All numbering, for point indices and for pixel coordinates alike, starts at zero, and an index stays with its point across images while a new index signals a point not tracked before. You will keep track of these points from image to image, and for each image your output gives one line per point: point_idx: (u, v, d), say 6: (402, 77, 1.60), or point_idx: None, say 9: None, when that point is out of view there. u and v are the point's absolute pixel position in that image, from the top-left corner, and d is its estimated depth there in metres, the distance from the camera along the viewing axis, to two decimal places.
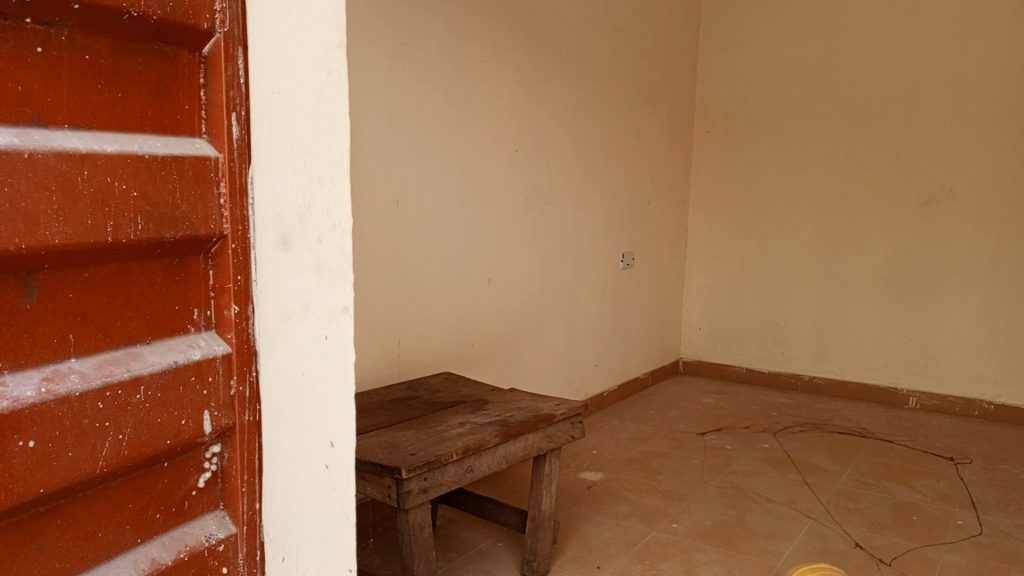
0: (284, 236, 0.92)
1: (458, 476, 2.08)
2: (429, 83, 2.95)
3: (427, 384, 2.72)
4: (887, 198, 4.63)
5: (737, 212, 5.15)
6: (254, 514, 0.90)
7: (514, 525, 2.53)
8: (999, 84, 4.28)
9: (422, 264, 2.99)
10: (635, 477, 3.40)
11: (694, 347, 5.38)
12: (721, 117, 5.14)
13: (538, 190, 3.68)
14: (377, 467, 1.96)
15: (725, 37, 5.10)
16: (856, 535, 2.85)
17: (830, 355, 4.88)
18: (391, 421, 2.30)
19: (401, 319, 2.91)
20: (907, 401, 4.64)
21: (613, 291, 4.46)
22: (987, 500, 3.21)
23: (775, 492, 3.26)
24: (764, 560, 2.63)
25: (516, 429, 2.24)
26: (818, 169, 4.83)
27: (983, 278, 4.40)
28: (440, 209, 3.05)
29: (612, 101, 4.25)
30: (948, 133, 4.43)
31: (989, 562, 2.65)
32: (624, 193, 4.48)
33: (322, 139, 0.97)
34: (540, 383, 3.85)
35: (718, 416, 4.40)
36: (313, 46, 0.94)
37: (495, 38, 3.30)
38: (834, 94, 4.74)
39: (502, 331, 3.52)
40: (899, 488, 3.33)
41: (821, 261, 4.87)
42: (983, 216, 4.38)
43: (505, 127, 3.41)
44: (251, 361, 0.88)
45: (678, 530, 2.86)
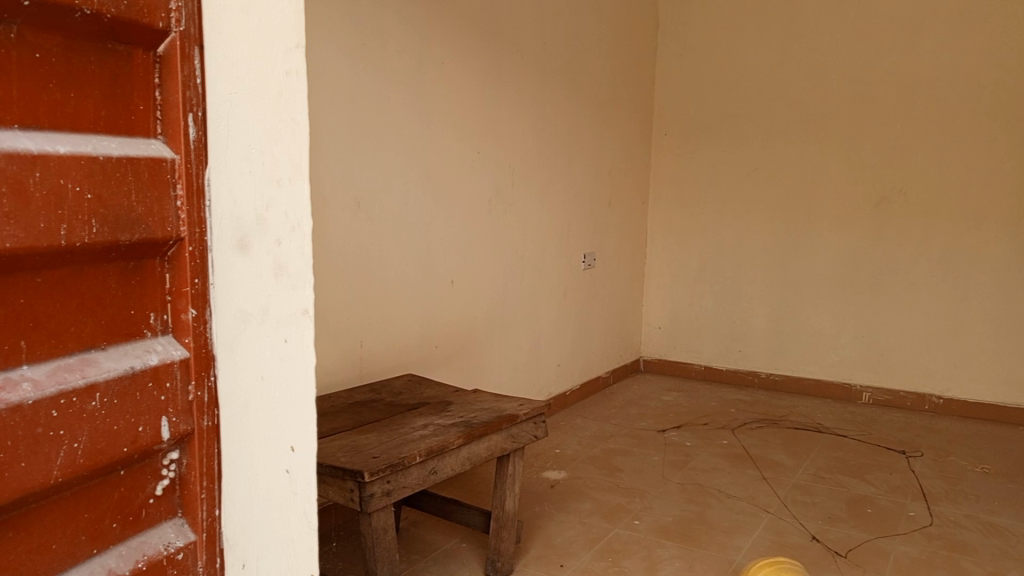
0: (241, 238, 0.91)
1: (421, 478, 2.08)
2: (390, 82, 2.94)
3: (389, 386, 2.71)
4: (840, 198, 4.73)
5: (695, 212, 5.22)
6: (214, 521, 0.89)
7: (477, 525, 2.53)
8: (947, 88, 4.41)
9: (384, 266, 2.97)
10: (597, 475, 3.42)
11: (654, 346, 5.43)
12: (680, 117, 5.21)
13: (500, 191, 3.69)
14: (339, 471, 1.94)
15: (683, 39, 5.16)
16: (813, 528, 2.91)
17: (787, 353, 4.98)
18: (352, 424, 2.28)
19: (362, 319, 2.89)
20: (861, 396, 4.75)
21: (574, 291, 4.49)
22: (938, 492, 3.30)
23: (735, 488, 3.31)
24: (724, 555, 2.67)
25: (479, 429, 2.24)
26: (774, 169, 4.92)
27: (932, 277, 4.53)
28: (401, 209, 3.04)
29: (572, 103, 4.28)
30: (899, 135, 4.55)
31: (940, 552, 2.73)
32: (585, 194, 4.51)
33: (281, 140, 0.96)
34: (503, 383, 3.85)
35: (679, 414, 4.45)
36: (270, 46, 0.93)
37: (456, 39, 3.30)
38: (788, 96, 4.84)
39: (465, 331, 3.52)
40: (855, 481, 3.41)
41: (777, 260, 4.96)
42: (932, 215, 4.50)
43: (467, 128, 3.41)
44: (209, 366, 0.87)
45: (640, 527, 2.89)
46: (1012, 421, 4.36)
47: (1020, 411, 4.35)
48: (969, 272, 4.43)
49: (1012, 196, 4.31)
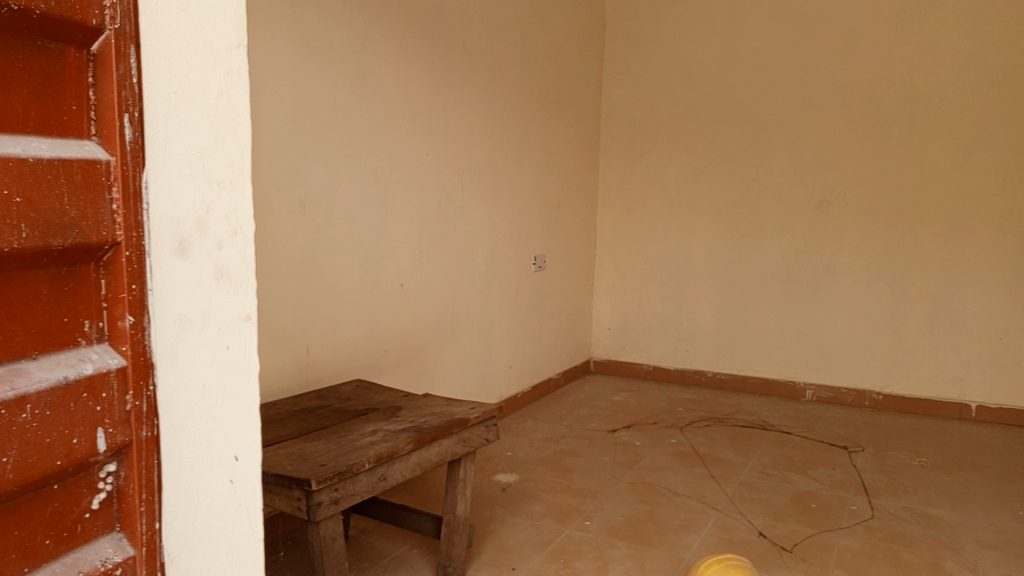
0: (180, 243, 0.88)
1: (370, 485, 2.05)
2: (337, 82, 2.91)
3: (337, 392, 2.67)
4: (782, 201, 4.85)
5: (643, 215, 5.28)
6: (154, 534, 0.86)
7: (428, 531, 2.51)
8: (882, 93, 4.55)
9: (331, 271, 2.93)
10: (548, 477, 3.43)
11: (604, 347, 5.48)
12: (627, 121, 5.27)
13: (450, 194, 3.67)
14: (286, 480, 1.90)
15: (630, 43, 5.22)
16: (759, 524, 2.97)
17: (732, 352, 5.07)
18: (299, 431, 2.24)
19: (310, 323, 2.84)
20: (804, 393, 4.87)
21: (526, 293, 4.50)
22: (878, 485, 3.40)
23: (684, 486, 3.36)
24: (673, 554, 2.70)
25: (429, 434, 2.22)
26: (718, 172, 5.01)
27: (871, 277, 4.66)
28: (349, 212, 3.01)
29: (521, 106, 4.29)
30: (838, 138, 4.67)
31: (880, 544, 2.80)
32: (534, 197, 4.52)
33: (222, 140, 0.93)
34: (454, 387, 3.84)
35: (628, 414, 4.49)
36: (210, 45, 0.90)
37: (404, 40, 3.28)
38: (732, 100, 4.94)
39: (415, 335, 3.49)
40: (799, 477, 3.49)
41: (722, 261, 5.05)
42: (869, 217, 4.64)
43: (416, 130, 3.39)
44: (148, 375, 0.85)
45: (591, 528, 2.91)
46: (946, 416, 4.52)
47: (954, 405, 4.51)
48: (906, 272, 4.57)
49: (944, 198, 4.46)
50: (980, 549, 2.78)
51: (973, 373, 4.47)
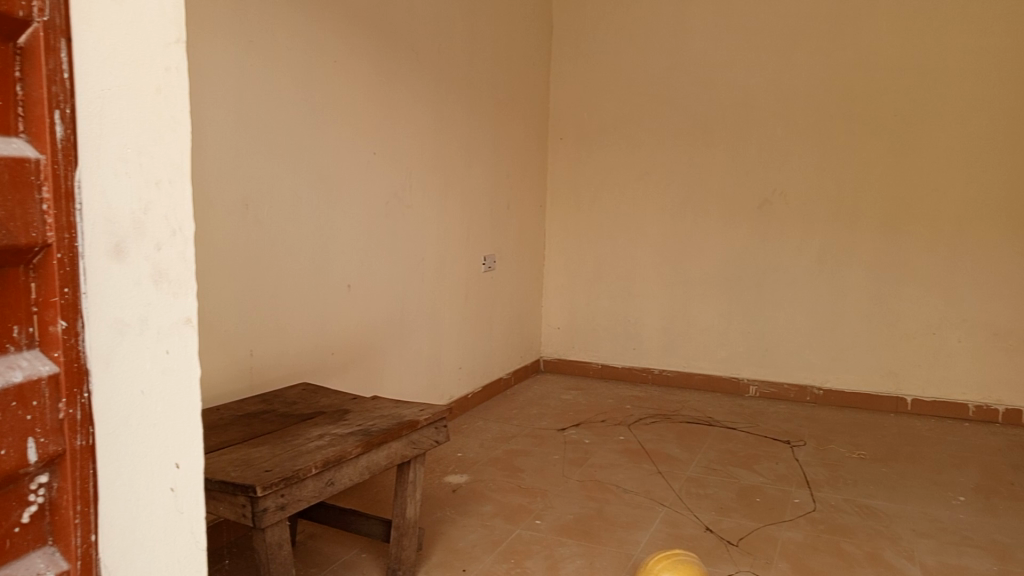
0: (117, 244, 0.85)
1: (317, 490, 2.02)
2: (280, 81, 2.85)
3: (283, 396, 2.62)
4: (726, 200, 4.94)
5: (591, 214, 5.32)
6: (89, 547, 0.83)
7: (377, 534, 2.48)
8: (821, 96, 4.67)
9: (275, 273, 2.88)
10: (498, 477, 3.43)
11: (554, 346, 5.51)
12: (574, 123, 5.31)
13: (398, 194, 3.64)
14: (229, 486, 1.86)
15: (577, 45, 5.25)
16: (706, 519, 3.02)
17: (678, 349, 5.15)
18: (244, 436, 2.19)
19: (253, 326, 2.79)
20: (748, 389, 4.97)
21: (475, 293, 4.49)
22: (820, 478, 3.49)
23: (632, 483, 3.39)
24: (623, 550, 2.73)
25: (378, 437, 2.20)
26: (664, 172, 5.08)
27: (811, 276, 4.78)
28: (293, 212, 2.95)
29: (469, 106, 4.28)
30: (779, 140, 4.78)
31: (822, 536, 2.88)
32: (483, 197, 4.51)
33: (160, 139, 0.90)
34: (404, 388, 3.81)
35: (577, 412, 4.52)
36: (147, 40, 0.88)
37: (349, 39, 3.24)
38: (676, 102, 5.01)
39: (364, 337, 3.46)
40: (743, 472, 3.56)
41: (668, 261, 5.12)
42: (809, 217, 4.76)
43: (362, 130, 3.35)
44: (82, 382, 0.81)
45: (541, 527, 2.91)
46: (884, 409, 4.67)
47: (891, 399, 4.66)
48: (844, 270, 4.70)
49: (881, 198, 4.59)
50: (916, 538, 2.88)
51: (908, 368, 4.62)
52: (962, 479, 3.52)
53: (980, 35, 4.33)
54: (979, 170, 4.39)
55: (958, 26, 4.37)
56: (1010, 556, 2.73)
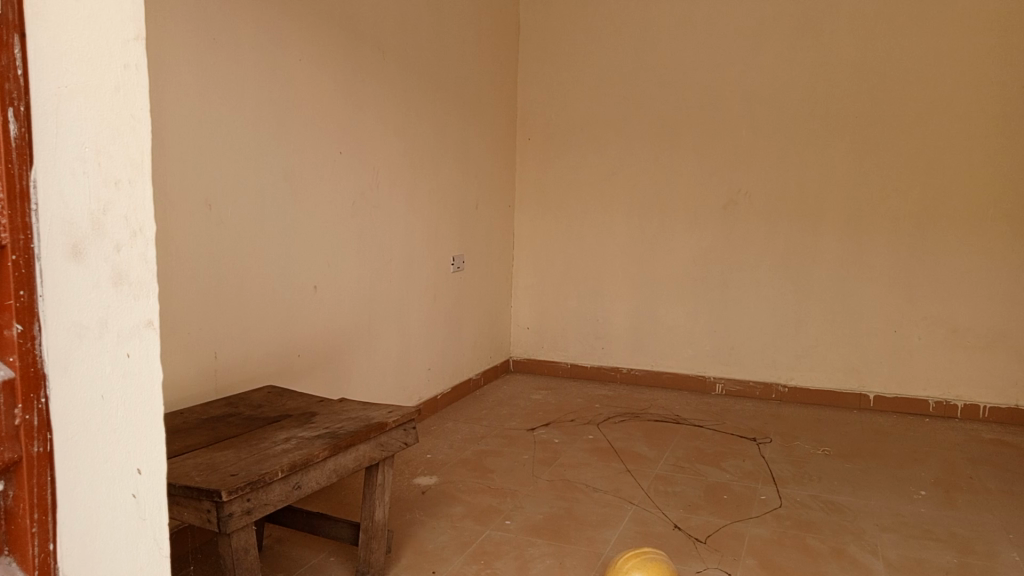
0: (75, 245, 0.83)
1: (284, 494, 2.00)
2: (244, 79, 2.81)
3: (247, 399, 2.58)
4: (692, 200, 4.99)
5: (559, 214, 5.33)
6: (47, 556, 0.81)
7: (345, 538, 2.46)
8: (784, 98, 4.74)
9: (240, 274, 2.84)
10: (468, 478, 3.42)
11: (523, 346, 5.52)
12: (542, 123, 5.32)
13: (364, 194, 3.61)
14: (194, 491, 1.82)
15: (544, 45, 5.26)
16: (674, 517, 3.04)
17: (645, 348, 5.19)
18: (208, 440, 2.16)
19: (218, 328, 2.74)
20: (714, 387, 5.02)
21: (444, 294, 4.47)
22: (786, 475, 3.53)
23: (601, 481, 3.41)
24: (593, 549, 2.74)
25: (346, 440, 2.18)
26: (631, 173, 5.12)
27: (776, 274, 4.84)
28: (258, 212, 2.92)
29: (437, 105, 4.26)
30: (744, 141, 4.84)
31: (788, 531, 2.91)
32: (451, 197, 4.50)
33: (119, 137, 0.88)
34: (373, 390, 3.78)
35: (546, 411, 4.53)
36: (105, 36, 0.86)
37: (314, 38, 3.21)
38: (643, 103, 5.05)
39: (331, 338, 3.43)
40: (710, 469, 3.59)
41: (636, 260, 5.16)
42: (773, 216, 4.82)
43: (328, 129, 3.32)
44: (39, 387, 0.79)
45: (511, 527, 2.91)
46: (847, 405, 4.74)
47: (854, 395, 4.74)
48: (808, 269, 4.77)
49: (843, 198, 4.67)
50: (880, 532, 2.93)
51: (871, 365, 4.70)
52: (923, 473, 3.59)
53: (938, 38, 4.42)
54: (938, 171, 4.48)
55: (916, 30, 4.46)
56: (970, 548, 2.79)
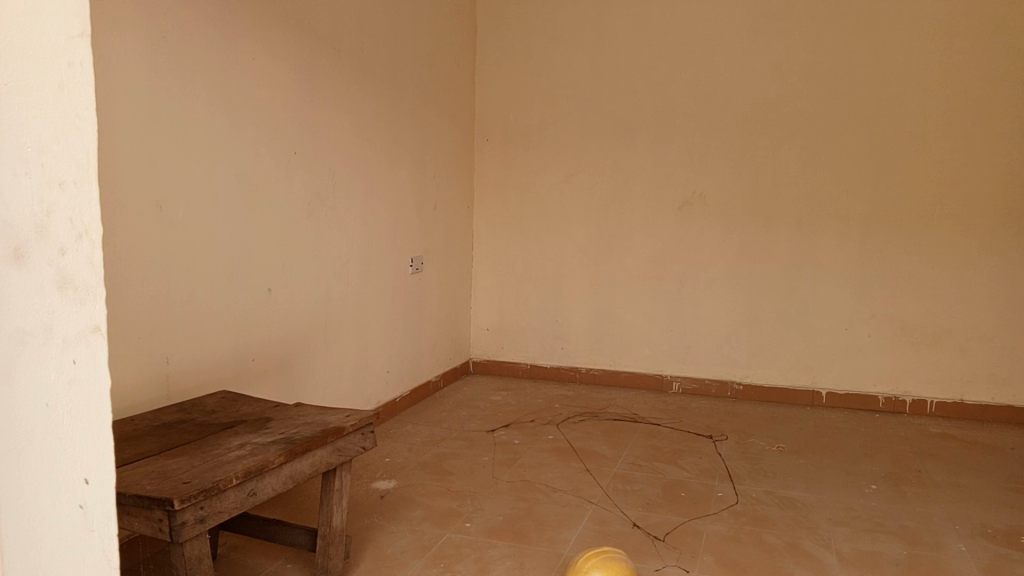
0: (11, 247, 0.80)
1: (238, 501, 1.96)
2: (195, 79, 2.76)
3: (201, 405, 2.53)
4: (649, 200, 5.04)
5: (517, 215, 5.34)
6: None
7: (303, 544, 2.42)
8: (738, 100, 4.81)
9: (192, 277, 2.78)
10: (427, 481, 3.40)
11: (483, 347, 5.52)
12: (500, 124, 5.32)
13: (320, 195, 3.57)
14: (144, 501, 1.78)
15: (501, 46, 5.27)
16: (633, 515, 3.06)
17: (604, 348, 5.23)
18: (160, 447, 2.11)
19: (169, 332, 2.68)
20: (671, 386, 5.08)
21: (402, 295, 4.45)
22: (742, 471, 3.59)
23: (561, 481, 3.42)
24: (553, 550, 2.74)
25: (302, 445, 2.15)
26: (588, 174, 5.15)
27: (730, 274, 4.92)
28: (211, 214, 2.86)
29: (394, 106, 4.23)
30: (699, 142, 4.90)
31: (744, 528, 2.96)
32: (410, 198, 4.47)
33: (63, 136, 0.85)
34: (330, 393, 3.74)
35: (506, 412, 4.53)
36: (47, 32, 0.83)
37: (268, 36, 3.16)
38: (599, 105, 5.09)
39: (286, 341, 3.38)
40: (669, 467, 3.63)
41: (594, 261, 5.19)
42: (728, 217, 4.89)
43: (282, 129, 3.27)
44: None
45: (471, 530, 2.90)
46: (801, 402, 4.84)
47: (807, 392, 4.83)
48: (761, 269, 4.86)
49: (795, 199, 4.76)
50: (833, 526, 2.99)
51: (823, 362, 4.80)
52: (874, 468, 3.67)
53: (885, 42, 4.53)
54: (886, 172, 4.59)
55: (864, 34, 4.56)
56: (918, 540, 2.86)
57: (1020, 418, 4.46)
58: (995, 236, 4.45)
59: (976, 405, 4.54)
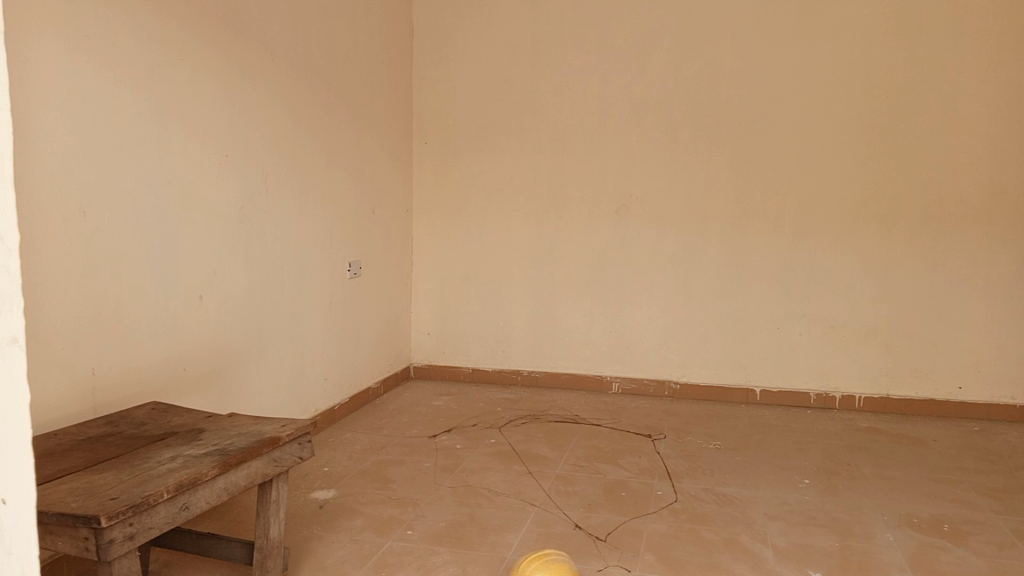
0: None
1: (170, 516, 1.90)
2: (120, 79, 2.66)
3: (129, 417, 2.44)
4: (586, 204, 5.08)
5: (457, 219, 5.33)
6: None
7: (239, 557, 2.36)
8: (671, 104, 4.90)
9: (119, 285, 2.69)
10: (367, 489, 3.35)
11: (424, 352, 5.48)
12: (438, 126, 5.30)
13: (253, 198, 3.49)
14: (69, 519, 1.70)
15: (438, 50, 5.25)
16: (575, 516, 3.08)
17: (544, 351, 5.26)
18: (86, 463, 2.02)
19: (95, 342, 2.59)
20: (611, 386, 5.14)
21: (340, 301, 4.39)
22: (680, 470, 3.65)
23: (504, 485, 3.42)
24: (495, 554, 2.73)
25: (237, 457, 2.09)
26: (527, 177, 5.16)
27: (666, 276, 5.00)
28: (138, 219, 2.77)
29: (330, 108, 4.17)
30: (634, 147, 4.98)
31: (684, 525, 3.00)
32: (347, 202, 4.41)
33: None
34: (266, 401, 3.66)
35: (448, 417, 4.51)
36: None
37: (196, 36, 3.07)
38: (537, 109, 5.12)
39: (219, 349, 3.29)
40: (609, 467, 3.67)
41: (533, 263, 5.22)
42: (663, 220, 4.97)
43: (213, 130, 3.19)
44: None
45: (412, 537, 2.87)
46: (736, 400, 4.96)
47: (741, 390, 4.95)
48: (696, 270, 4.95)
49: (728, 202, 4.87)
50: (768, 521, 3.06)
51: (757, 361, 4.93)
52: (807, 463, 3.78)
53: (811, 49, 4.68)
54: (813, 175, 4.74)
55: (790, 41, 4.70)
56: (849, 532, 2.95)
57: (941, 410, 4.66)
58: (917, 235, 4.62)
59: (902, 399, 4.72)
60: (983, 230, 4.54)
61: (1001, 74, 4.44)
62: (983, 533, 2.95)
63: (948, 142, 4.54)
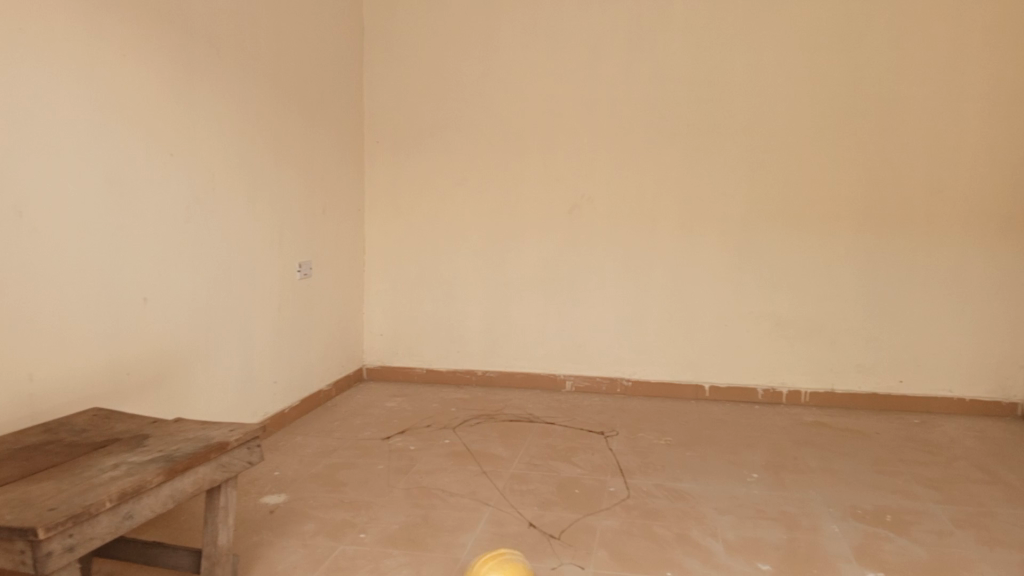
0: None
1: (113, 526, 1.85)
2: (59, 76, 2.57)
3: (70, 424, 2.36)
4: (539, 204, 5.10)
5: (410, 218, 5.30)
6: None
7: (186, 566, 2.31)
8: (623, 105, 4.95)
9: (58, 288, 2.60)
10: (319, 493, 3.31)
11: (377, 353, 5.44)
12: (390, 126, 5.26)
13: (199, 197, 3.41)
14: (4, 532, 1.64)
15: (390, 48, 5.22)
16: (529, 515, 3.09)
17: (498, 350, 5.26)
18: (23, 473, 1.95)
19: (32, 347, 2.50)
20: (565, 385, 5.18)
21: (291, 302, 4.33)
22: (632, 466, 3.69)
23: (457, 485, 3.41)
24: (449, 555, 2.72)
25: (183, 463, 2.04)
26: (480, 177, 5.16)
27: (618, 275, 5.05)
28: (79, 218, 2.68)
29: (279, 106, 4.11)
30: (586, 147, 5.01)
31: (637, 521, 3.04)
32: (297, 201, 4.35)
33: None
34: (214, 406, 3.58)
35: (401, 418, 4.48)
36: None
37: (139, 30, 2.99)
38: (489, 108, 5.11)
39: (164, 353, 3.21)
40: (563, 465, 3.69)
41: (486, 263, 5.22)
42: (615, 219, 5.02)
43: (157, 129, 3.11)
44: None
45: (366, 540, 2.85)
46: (687, 397, 5.04)
47: (692, 387, 5.03)
48: (647, 269, 5.01)
49: (678, 202, 4.94)
50: (719, 515, 3.11)
51: (707, 358, 5.01)
52: (755, 457, 3.85)
53: (758, 52, 4.77)
54: (760, 175, 4.83)
55: (737, 44, 4.79)
56: (797, 524, 3.03)
57: (884, 403, 4.80)
58: (860, 234, 4.75)
59: (846, 394, 4.85)
60: (922, 228, 4.68)
61: (938, 78, 4.59)
62: (923, 522, 3.04)
63: (888, 143, 4.68)
